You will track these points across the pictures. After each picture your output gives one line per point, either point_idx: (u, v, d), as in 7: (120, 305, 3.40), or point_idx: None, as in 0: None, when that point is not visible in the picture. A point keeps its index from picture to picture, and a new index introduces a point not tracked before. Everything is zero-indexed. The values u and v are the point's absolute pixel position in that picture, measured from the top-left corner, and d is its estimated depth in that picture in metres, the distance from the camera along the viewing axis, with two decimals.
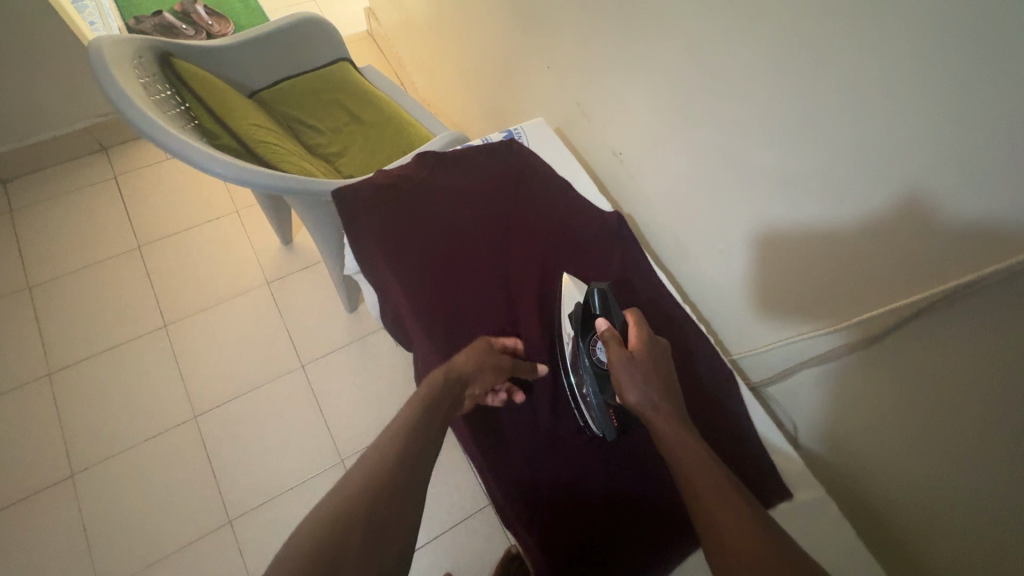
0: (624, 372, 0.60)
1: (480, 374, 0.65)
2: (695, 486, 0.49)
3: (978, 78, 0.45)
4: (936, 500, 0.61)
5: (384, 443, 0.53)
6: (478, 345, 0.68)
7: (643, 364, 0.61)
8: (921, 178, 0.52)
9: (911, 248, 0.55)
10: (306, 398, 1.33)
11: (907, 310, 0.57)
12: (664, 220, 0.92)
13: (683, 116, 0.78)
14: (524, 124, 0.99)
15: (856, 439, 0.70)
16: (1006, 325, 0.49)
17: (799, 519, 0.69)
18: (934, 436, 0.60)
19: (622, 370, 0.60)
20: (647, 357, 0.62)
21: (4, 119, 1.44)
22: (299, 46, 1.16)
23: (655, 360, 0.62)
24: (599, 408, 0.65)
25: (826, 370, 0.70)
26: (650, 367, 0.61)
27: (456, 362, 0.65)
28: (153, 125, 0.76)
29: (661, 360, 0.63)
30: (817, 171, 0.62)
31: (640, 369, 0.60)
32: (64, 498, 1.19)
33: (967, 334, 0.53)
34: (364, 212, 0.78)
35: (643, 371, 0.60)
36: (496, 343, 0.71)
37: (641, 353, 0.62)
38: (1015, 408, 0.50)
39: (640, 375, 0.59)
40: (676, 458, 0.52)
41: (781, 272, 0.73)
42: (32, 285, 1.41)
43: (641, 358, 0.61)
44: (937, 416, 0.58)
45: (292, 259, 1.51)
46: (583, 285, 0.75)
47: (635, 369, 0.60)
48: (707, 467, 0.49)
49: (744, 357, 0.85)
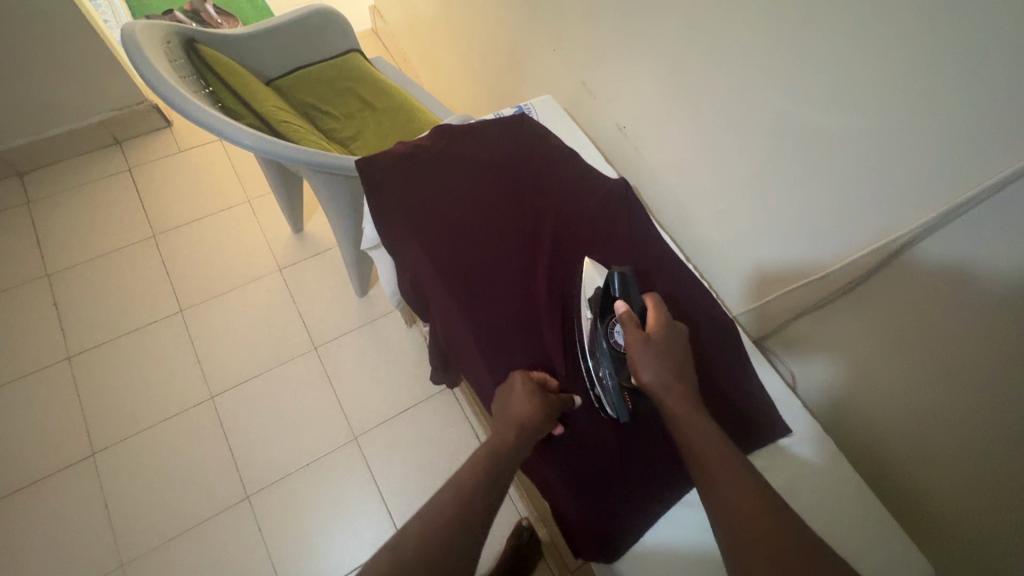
0: (640, 354, 0.62)
1: (542, 424, 0.63)
2: (709, 471, 0.53)
3: (965, 35, 0.50)
4: (927, 436, 0.68)
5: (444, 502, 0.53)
6: (529, 388, 0.65)
7: (659, 348, 0.63)
8: (925, 125, 0.56)
9: (892, 190, 0.62)
10: (320, 379, 1.37)
11: (891, 250, 0.64)
12: (668, 191, 0.97)
13: (690, 88, 0.83)
14: (534, 102, 1.04)
15: (854, 378, 0.76)
16: (992, 244, 0.54)
17: (813, 466, 0.72)
18: (922, 375, 0.66)
19: (638, 352, 0.63)
20: (664, 341, 0.64)
21: (23, 112, 1.49)
22: (313, 36, 1.22)
23: (671, 344, 0.64)
24: (615, 391, 0.66)
25: (826, 313, 0.76)
26: (665, 349, 0.63)
27: (520, 416, 0.62)
28: (183, 98, 0.82)
29: (678, 343, 0.65)
30: (826, 130, 0.67)
31: (658, 353, 0.62)
32: (86, 476, 1.22)
33: (955, 255, 0.58)
34: (385, 180, 0.83)
35: (658, 355, 0.62)
36: (533, 376, 0.69)
37: (658, 336, 0.64)
38: (1002, 323, 0.56)
39: (655, 359, 0.62)
40: (688, 432, 0.57)
41: (783, 227, 0.78)
42: (49, 273, 1.44)
43: (658, 341, 0.64)
44: (925, 357, 0.65)
45: (303, 247, 1.55)
46: (602, 269, 0.78)
47: (652, 352, 0.62)
48: (722, 454, 0.54)
49: (747, 313, 0.90)
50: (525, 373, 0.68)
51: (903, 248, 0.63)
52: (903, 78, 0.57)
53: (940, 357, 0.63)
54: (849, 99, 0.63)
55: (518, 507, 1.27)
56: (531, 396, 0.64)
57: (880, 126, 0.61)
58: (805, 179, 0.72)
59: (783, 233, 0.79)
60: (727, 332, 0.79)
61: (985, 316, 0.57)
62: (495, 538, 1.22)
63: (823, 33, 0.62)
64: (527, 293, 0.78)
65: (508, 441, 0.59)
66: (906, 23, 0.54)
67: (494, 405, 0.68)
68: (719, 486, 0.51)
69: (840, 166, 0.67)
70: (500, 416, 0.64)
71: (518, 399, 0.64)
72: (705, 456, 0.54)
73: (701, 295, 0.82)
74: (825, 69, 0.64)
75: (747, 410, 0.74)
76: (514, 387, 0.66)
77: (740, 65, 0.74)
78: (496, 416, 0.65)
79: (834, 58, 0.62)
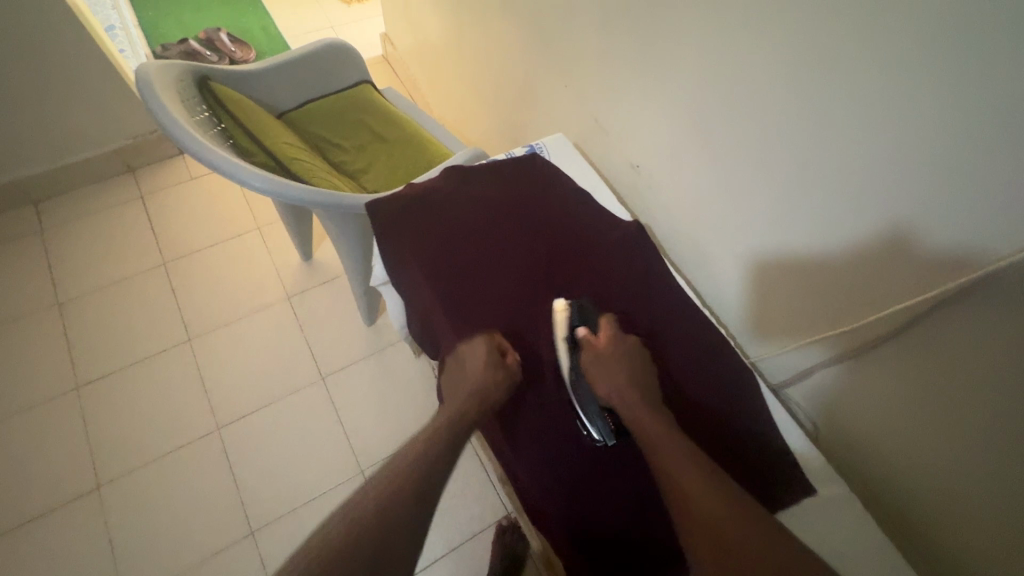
0: (595, 370, 0.69)
1: (483, 381, 0.68)
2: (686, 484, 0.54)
3: (974, 86, 0.48)
4: (918, 458, 0.66)
5: (391, 464, 0.59)
6: (494, 360, 0.70)
7: (612, 360, 0.69)
8: (947, 182, 0.53)
9: (884, 193, 0.60)
10: (327, 409, 1.35)
11: (875, 237, 0.63)
12: (682, 228, 0.95)
13: (703, 127, 0.81)
14: (548, 140, 1.02)
15: (878, 436, 0.71)
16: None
17: (840, 533, 0.68)
18: (913, 397, 0.64)
19: (594, 367, 0.70)
20: (614, 352, 0.71)
21: (41, 141, 1.51)
22: (326, 69, 1.23)
23: (624, 351, 0.71)
24: (595, 414, 0.70)
25: (844, 366, 0.72)
26: (615, 358, 0.70)
27: (465, 381, 0.68)
28: (197, 142, 0.81)
29: (628, 349, 0.72)
30: (845, 178, 0.63)
31: (609, 364, 0.69)
32: (92, 510, 1.21)
33: (983, 324, 0.54)
34: (395, 220, 0.83)
35: (608, 365, 0.69)
36: (491, 344, 0.73)
37: (607, 350, 0.71)
38: None
39: (610, 371, 0.68)
40: (655, 447, 0.59)
41: (798, 275, 0.75)
42: (61, 301, 1.45)
43: (609, 355, 0.70)
44: (919, 385, 0.63)
45: (311, 276, 1.54)
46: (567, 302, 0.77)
47: (603, 365, 0.69)
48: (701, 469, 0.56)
49: (766, 358, 0.86)
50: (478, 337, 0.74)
51: (885, 237, 0.61)
52: (913, 121, 0.54)
53: (934, 385, 0.61)
54: (870, 151, 0.59)
55: (474, 442, 1.32)
56: (487, 366, 0.69)
57: (885, 144, 0.58)
58: (802, 193, 0.70)
59: (781, 232, 0.75)
60: (746, 384, 0.75)
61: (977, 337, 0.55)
62: (448, 481, 1.28)
63: (835, 78, 0.60)
64: (537, 344, 0.76)
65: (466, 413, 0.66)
66: (914, 73, 0.52)
67: (454, 366, 0.72)
68: (695, 504, 0.53)
69: (865, 219, 0.63)
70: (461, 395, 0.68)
71: (470, 370, 0.69)
72: (675, 480, 0.55)
73: (720, 346, 0.78)
74: (835, 119, 0.62)
75: (771, 471, 0.70)
76: (467, 355, 0.72)
77: (750, 110, 0.72)
78: (455, 376, 0.71)
79: (841, 101, 0.60)
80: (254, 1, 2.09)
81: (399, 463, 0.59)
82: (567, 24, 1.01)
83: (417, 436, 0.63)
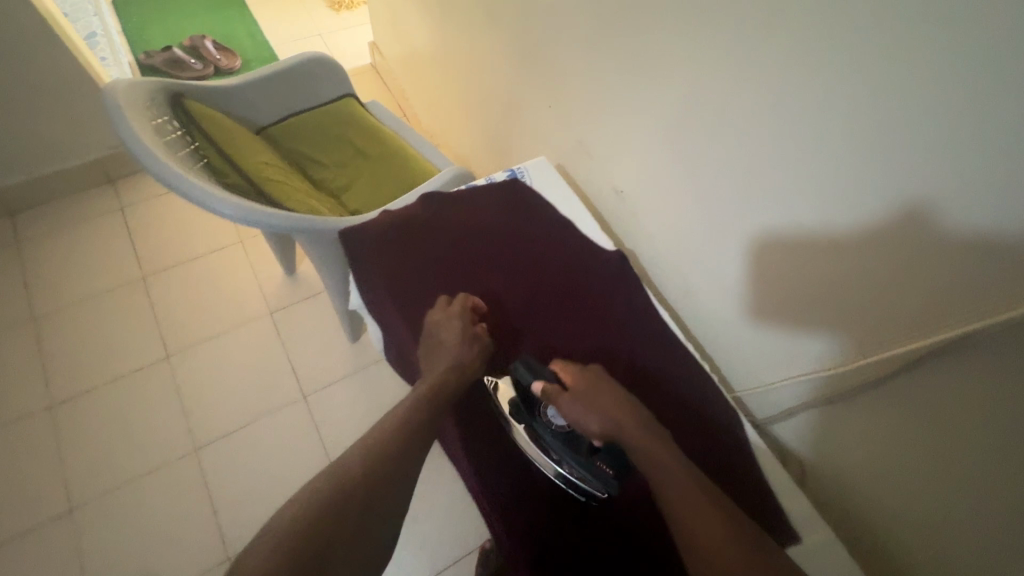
0: (575, 416, 0.63)
1: (459, 349, 0.70)
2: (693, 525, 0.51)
3: (958, 97, 0.45)
4: (911, 477, 0.62)
5: (375, 435, 0.59)
6: (468, 331, 0.71)
7: (587, 400, 0.63)
8: (932, 233, 0.51)
9: (865, 240, 0.57)
10: (308, 429, 1.32)
11: (880, 220, 0.55)
12: (665, 256, 0.91)
13: (681, 155, 0.78)
14: (528, 162, 0.97)
15: (861, 483, 0.68)
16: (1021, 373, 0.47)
17: None
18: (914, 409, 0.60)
19: (573, 413, 0.64)
20: (586, 388, 0.65)
21: (17, 152, 1.48)
22: (307, 83, 1.20)
23: (594, 384, 0.65)
24: (586, 461, 0.65)
25: (825, 409, 0.70)
26: (590, 395, 0.64)
27: (442, 354, 0.69)
28: (165, 167, 0.78)
29: (598, 380, 0.66)
30: (824, 218, 0.61)
31: (587, 403, 0.63)
32: (63, 534, 1.17)
33: (963, 379, 0.52)
34: (367, 252, 0.81)
35: (587, 405, 0.63)
36: (462, 304, 0.74)
37: (580, 388, 0.65)
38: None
39: (590, 411, 0.63)
40: (664, 488, 0.54)
41: (779, 313, 0.72)
42: (37, 316, 1.41)
43: (582, 393, 0.64)
44: (917, 393, 0.58)
45: (294, 290, 1.51)
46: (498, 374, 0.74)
47: (581, 408, 0.63)
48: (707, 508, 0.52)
49: (750, 395, 0.83)
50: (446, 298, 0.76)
51: (891, 217, 0.54)
52: (893, 166, 0.52)
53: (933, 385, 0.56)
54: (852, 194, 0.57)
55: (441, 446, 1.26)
56: (461, 334, 0.71)
57: (876, 127, 0.52)
58: (790, 190, 0.64)
59: (766, 256, 0.71)
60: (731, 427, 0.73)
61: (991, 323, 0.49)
62: (426, 502, 1.21)
63: (812, 114, 0.57)
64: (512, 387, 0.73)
65: (446, 385, 0.67)
66: (893, 117, 0.50)
67: (425, 340, 0.72)
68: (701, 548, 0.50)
69: (849, 263, 0.60)
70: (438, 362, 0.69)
71: (444, 342, 0.70)
72: (683, 522, 0.52)
73: (703, 386, 0.75)
74: (811, 159, 0.60)
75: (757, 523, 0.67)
76: (439, 325, 0.72)
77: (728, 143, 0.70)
78: (429, 350, 0.71)
79: (819, 140, 0.58)
80: (241, 8, 2.06)
81: (385, 431, 0.60)
82: (550, 43, 0.99)
83: (399, 407, 0.64)
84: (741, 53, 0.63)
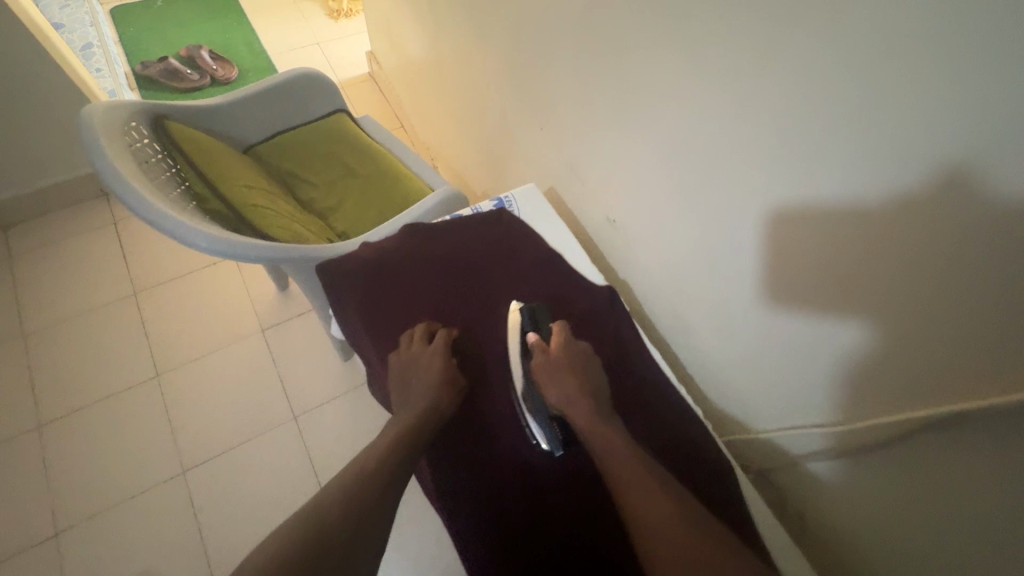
0: (544, 376, 0.67)
1: (433, 381, 0.67)
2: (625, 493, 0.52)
3: (959, 153, 0.41)
4: (931, 528, 0.55)
5: (352, 466, 0.56)
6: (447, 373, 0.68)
7: (563, 366, 0.67)
8: (941, 291, 0.46)
9: (871, 294, 0.52)
10: (298, 451, 1.30)
11: (912, 195, 0.45)
12: (659, 288, 0.87)
13: (673, 187, 0.74)
14: (516, 190, 0.95)
15: (880, 544, 0.62)
16: None
17: None
18: (919, 450, 0.54)
19: (544, 373, 0.67)
20: (565, 358, 0.68)
21: (9, 167, 1.47)
22: (296, 99, 1.17)
23: (575, 357, 0.68)
24: (545, 420, 0.69)
25: (842, 462, 0.64)
26: (565, 365, 0.67)
27: (418, 385, 0.67)
28: (137, 197, 0.74)
29: (583, 358, 0.69)
30: (822, 266, 0.56)
31: (560, 371, 0.67)
32: (46, 560, 1.15)
33: (989, 454, 0.47)
34: (347, 287, 0.78)
35: (558, 371, 0.67)
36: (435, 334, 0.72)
37: (559, 355, 0.68)
38: None
39: (557, 377, 0.66)
40: (603, 453, 0.57)
41: (777, 359, 0.68)
42: (27, 334, 1.40)
43: (561, 359, 0.68)
44: (936, 446, 0.52)
45: (286, 308, 1.49)
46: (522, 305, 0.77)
47: (553, 372, 0.67)
48: (645, 479, 0.52)
49: (766, 432, 0.75)
50: (430, 324, 0.74)
51: (928, 185, 0.44)
52: (893, 218, 0.47)
53: (931, 424, 0.51)
54: (852, 242, 0.52)
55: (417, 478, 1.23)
56: (438, 358, 0.69)
57: (872, 156, 0.47)
58: (785, 235, 0.59)
59: (764, 299, 0.66)
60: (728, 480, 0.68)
61: (1010, 357, 0.42)
62: (416, 532, 1.18)
63: (806, 155, 0.53)
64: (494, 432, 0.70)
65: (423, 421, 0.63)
66: (891, 165, 0.46)
67: (397, 372, 0.70)
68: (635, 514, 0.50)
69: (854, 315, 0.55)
70: (410, 387, 0.67)
71: (420, 368, 0.68)
72: (623, 489, 0.52)
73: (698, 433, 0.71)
74: (807, 203, 0.55)
75: None
76: (414, 354, 0.70)
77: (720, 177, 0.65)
78: (403, 381, 0.68)
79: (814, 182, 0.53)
80: (239, 18, 2.05)
81: (361, 462, 0.57)
82: (541, 62, 0.95)
83: (376, 443, 0.60)
84: (731, 85, 0.59)
